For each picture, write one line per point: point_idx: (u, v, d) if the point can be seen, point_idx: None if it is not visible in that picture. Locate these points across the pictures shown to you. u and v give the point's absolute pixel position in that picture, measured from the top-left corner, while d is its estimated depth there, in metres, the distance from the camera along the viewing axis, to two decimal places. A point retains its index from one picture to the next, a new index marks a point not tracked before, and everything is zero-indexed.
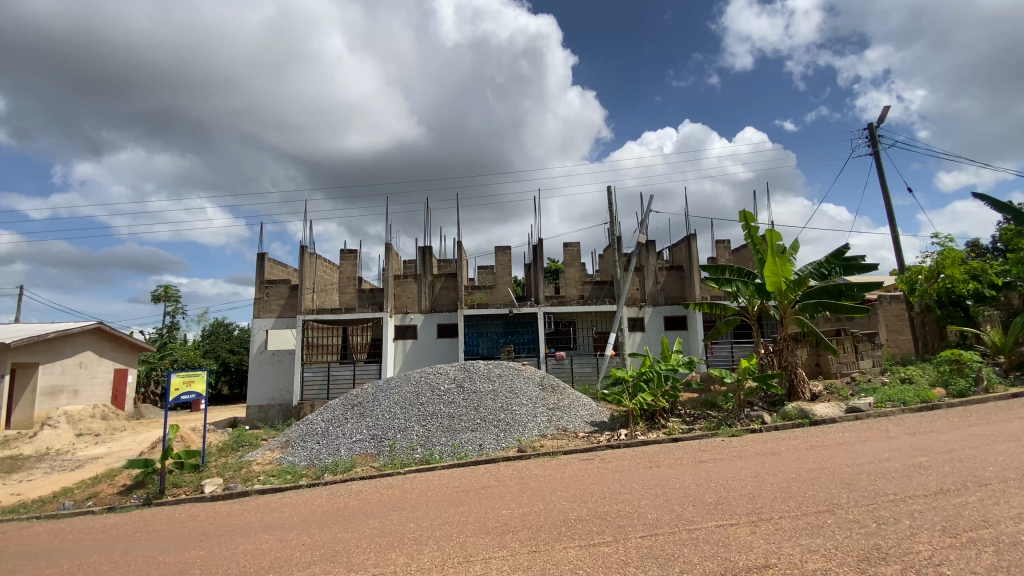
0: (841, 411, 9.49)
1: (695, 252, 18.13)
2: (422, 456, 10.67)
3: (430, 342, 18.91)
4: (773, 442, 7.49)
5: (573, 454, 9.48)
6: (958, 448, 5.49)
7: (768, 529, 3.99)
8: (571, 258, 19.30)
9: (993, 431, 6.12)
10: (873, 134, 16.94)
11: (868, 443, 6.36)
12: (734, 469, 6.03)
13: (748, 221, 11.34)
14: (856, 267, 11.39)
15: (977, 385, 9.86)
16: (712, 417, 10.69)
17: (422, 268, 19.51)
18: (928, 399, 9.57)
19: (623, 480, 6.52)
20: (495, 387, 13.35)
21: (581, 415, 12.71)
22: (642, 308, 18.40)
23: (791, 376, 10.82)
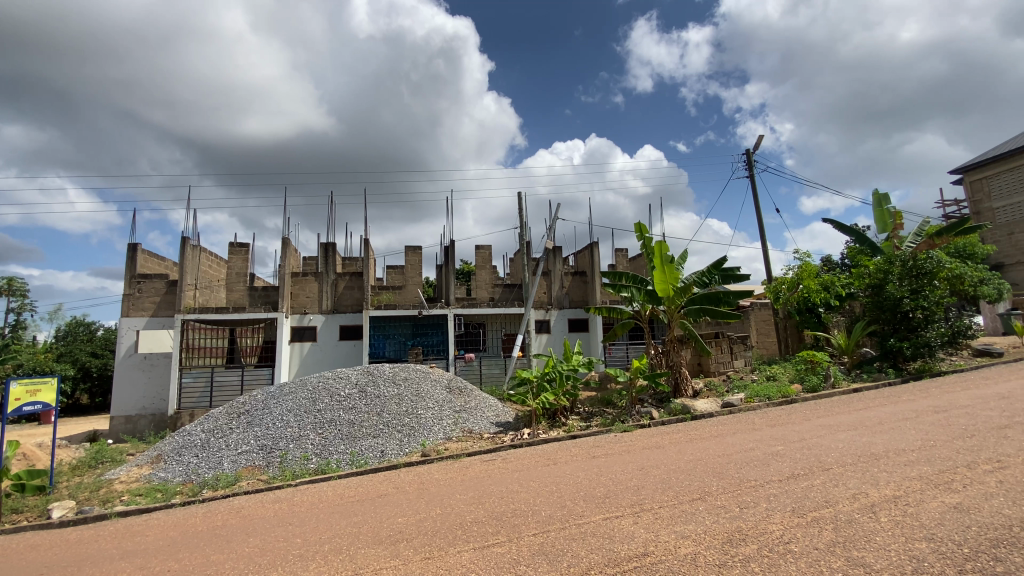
0: (717, 407, 10.45)
1: (597, 258, 19.08)
2: (318, 466, 10.05)
3: (331, 345, 17.93)
4: (659, 436, 8.04)
5: (476, 456, 9.46)
6: (808, 437, 6.29)
7: (648, 518, 4.24)
8: (482, 260, 19.32)
9: (834, 421, 7.09)
10: (749, 159, 19.06)
11: (737, 435, 7.06)
12: (623, 463, 6.36)
13: (642, 232, 12.13)
14: (732, 276, 12.58)
15: (825, 382, 11.41)
16: (607, 413, 11.29)
17: (323, 265, 18.45)
18: (788, 394, 10.87)
19: (520, 479, 6.62)
20: (399, 391, 12.95)
21: (486, 416, 12.75)
22: (548, 311, 18.94)
23: (676, 375, 11.70)
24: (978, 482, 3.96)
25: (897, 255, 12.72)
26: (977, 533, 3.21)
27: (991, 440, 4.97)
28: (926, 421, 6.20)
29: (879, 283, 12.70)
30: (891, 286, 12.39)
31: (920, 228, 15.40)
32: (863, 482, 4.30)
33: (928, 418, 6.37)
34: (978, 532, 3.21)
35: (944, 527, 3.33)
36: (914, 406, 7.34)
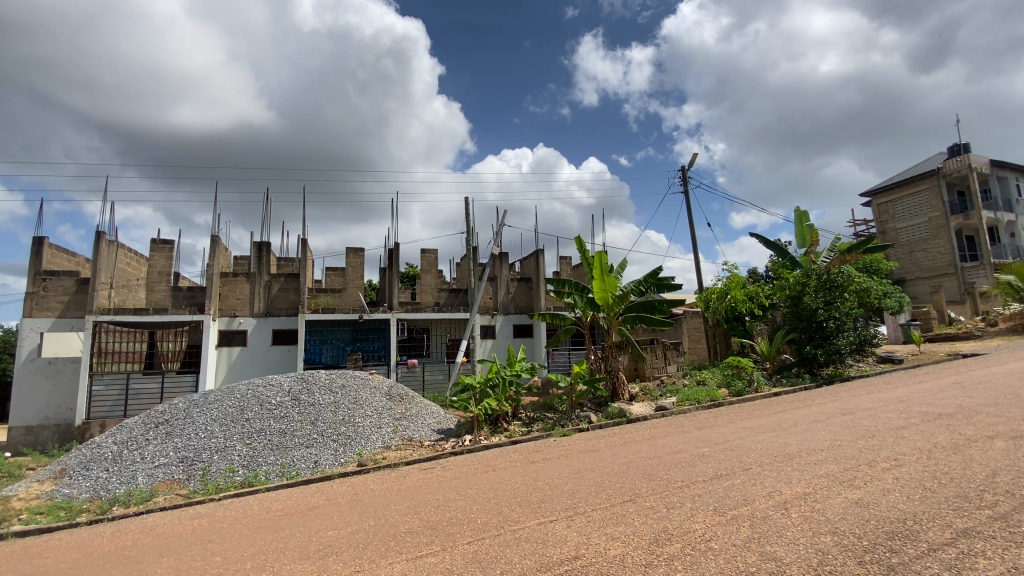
0: (651, 410, 10.87)
1: (543, 265, 19.36)
2: (244, 478, 9.46)
3: (262, 350, 17.03)
4: (595, 440, 8.23)
5: (416, 464, 9.26)
6: (731, 438, 6.66)
7: (581, 521, 4.32)
8: (427, 264, 19.05)
9: (755, 423, 7.55)
10: (684, 176, 20.07)
11: (668, 437, 7.36)
12: (560, 467, 6.46)
13: (583, 242, 12.45)
14: (666, 286, 13.15)
15: (749, 386, 12.18)
16: (548, 418, 11.45)
17: (256, 266, 17.53)
18: (716, 398, 11.49)
19: (457, 487, 6.56)
20: (336, 399, 12.48)
21: (427, 423, 12.54)
22: (494, 317, 18.97)
23: (614, 379, 12.04)
24: (876, 479, 4.34)
25: (813, 270, 13.80)
26: (875, 526, 3.50)
27: (889, 440, 5.47)
28: (835, 423, 6.72)
29: (797, 295, 13.72)
30: (807, 297, 13.42)
31: (833, 245, 16.74)
32: (778, 481, 4.59)
33: (836, 420, 6.92)
34: (876, 525, 3.50)
35: (847, 521, 3.61)
36: (825, 409, 7.95)
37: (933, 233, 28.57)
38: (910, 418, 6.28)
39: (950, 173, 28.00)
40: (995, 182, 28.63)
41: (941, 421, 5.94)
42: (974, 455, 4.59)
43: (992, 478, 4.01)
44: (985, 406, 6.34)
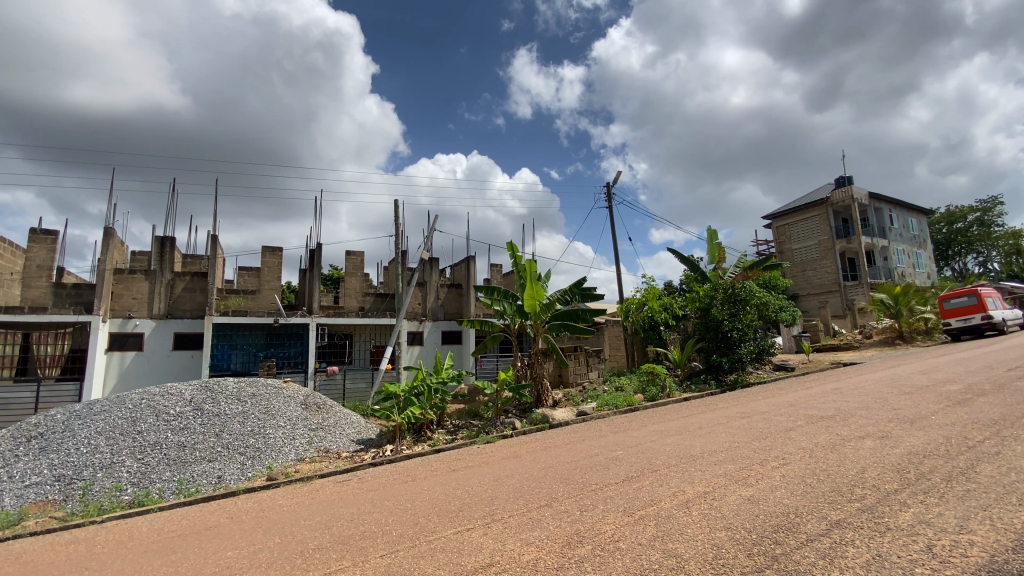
0: (573, 416, 11.16)
1: (473, 272, 19.36)
2: (132, 497, 8.52)
3: (161, 356, 15.53)
4: (517, 446, 8.31)
5: (331, 477, 8.83)
6: (642, 441, 7.01)
7: (497, 528, 4.34)
8: (352, 266, 18.37)
9: (665, 427, 7.99)
10: (609, 192, 21.07)
11: (585, 442, 7.60)
12: (479, 475, 6.45)
13: (514, 250, 12.61)
14: (590, 296, 13.58)
15: (662, 392, 12.92)
16: (473, 426, 11.40)
17: (157, 263, 16.01)
18: (632, 403, 12.04)
19: (373, 499, 6.35)
20: (245, 409, 11.64)
21: (346, 434, 12.01)
22: (422, 323, 18.64)
23: (538, 386, 12.26)
24: (767, 477, 4.74)
25: (720, 284, 14.91)
26: (763, 520, 3.81)
27: (779, 440, 6.00)
28: (735, 425, 7.28)
29: (705, 306, 14.78)
30: (714, 309, 14.52)
31: (739, 262, 18.19)
32: (682, 481, 4.90)
33: (736, 422, 7.50)
34: (764, 519, 3.82)
35: (740, 517, 3.91)
36: (727, 412, 8.59)
37: (821, 255, 31.93)
38: (797, 420, 6.95)
39: (836, 202, 31.45)
40: (872, 212, 32.55)
41: (822, 423, 6.62)
42: (847, 453, 5.16)
43: (862, 473, 4.53)
44: (857, 409, 7.18)
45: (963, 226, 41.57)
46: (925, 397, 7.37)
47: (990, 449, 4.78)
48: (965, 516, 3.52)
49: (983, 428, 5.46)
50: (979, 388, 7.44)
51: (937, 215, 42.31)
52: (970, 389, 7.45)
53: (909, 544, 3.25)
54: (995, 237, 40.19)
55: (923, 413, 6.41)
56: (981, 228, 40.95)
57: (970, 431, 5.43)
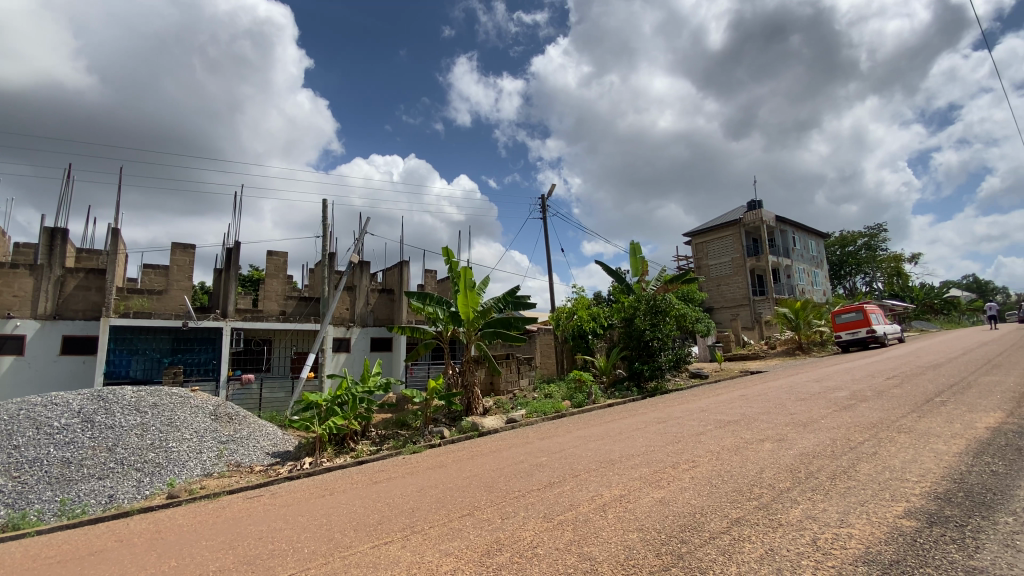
0: (502, 423, 11.18)
1: (406, 278, 18.98)
2: (5, 520, 7.45)
3: (46, 361, 13.83)
4: (442, 455, 8.17)
5: (241, 493, 8.23)
6: (566, 447, 7.18)
7: (416, 540, 4.24)
8: (275, 268, 17.41)
9: (589, 432, 8.22)
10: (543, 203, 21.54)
11: (511, 449, 7.65)
12: (402, 486, 6.28)
13: (449, 256, 12.51)
14: (523, 305, 13.73)
15: (588, 398, 13.30)
16: (400, 436, 11.10)
17: (45, 257, 14.29)
18: (559, 409, 12.29)
19: (287, 514, 6.00)
20: (144, 421, 10.59)
21: (260, 446, 11.27)
22: (349, 329, 17.94)
23: (469, 394, 12.16)
24: (678, 479, 5.00)
25: (643, 296, 15.64)
26: (672, 521, 4.02)
27: (691, 444, 6.37)
28: (652, 430, 7.63)
29: (629, 317, 15.47)
30: (637, 319, 15.23)
31: (660, 275, 19.20)
32: (600, 485, 5.06)
33: (653, 427, 7.89)
34: (672, 520, 4.02)
35: (651, 518, 4.10)
36: (646, 418, 9.00)
37: (735, 271, 34.43)
38: (707, 425, 7.43)
39: (749, 224, 34.10)
40: (778, 234, 35.66)
41: (729, 427, 7.11)
42: (749, 455, 5.57)
43: (760, 473, 4.91)
44: (760, 414, 7.78)
45: (853, 249, 46.70)
46: (817, 403, 8.13)
47: (867, 449, 5.38)
48: (845, 510, 3.91)
49: (862, 430, 6.13)
50: (861, 394, 8.35)
51: (833, 239, 47.17)
52: (853, 395, 8.34)
53: (797, 538, 3.55)
54: (879, 260, 45.45)
55: (814, 417, 7.08)
56: (868, 251, 46.27)
57: (852, 433, 6.06)
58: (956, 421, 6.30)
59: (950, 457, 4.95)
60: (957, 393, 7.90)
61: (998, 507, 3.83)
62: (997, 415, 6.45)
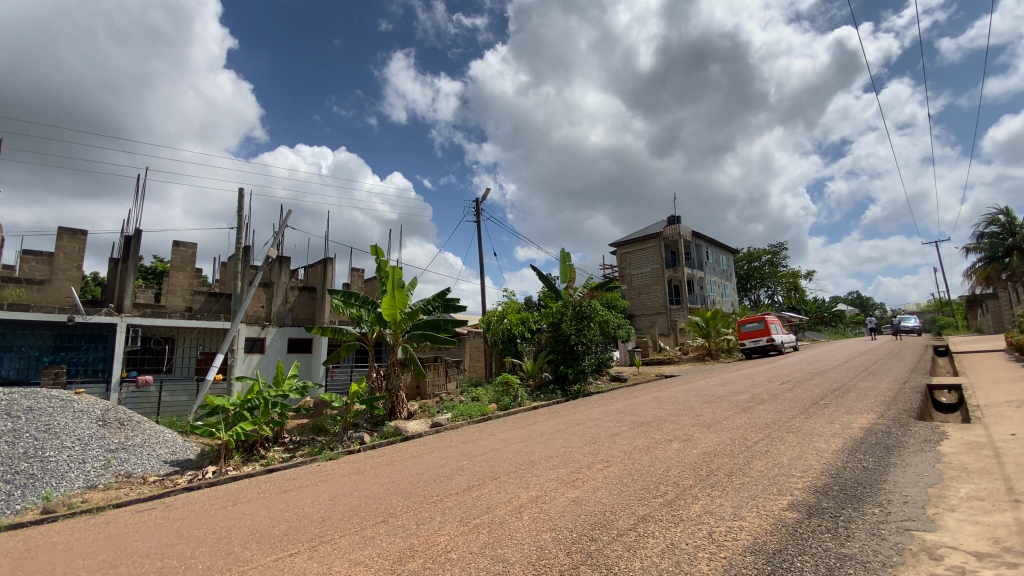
0: (426, 427, 10.98)
1: (330, 276, 18.28)
2: None
3: None
4: (361, 461, 7.88)
5: (131, 506, 7.44)
6: (488, 450, 7.20)
7: (324, 550, 4.06)
8: (181, 260, 16.08)
9: (511, 435, 8.30)
10: (477, 207, 21.63)
11: (433, 453, 7.55)
12: (313, 495, 5.98)
13: (379, 254, 12.15)
14: (453, 307, 13.60)
15: (514, 401, 13.46)
16: (316, 442, 10.59)
17: None
18: (485, 413, 12.30)
19: (182, 528, 5.50)
20: (15, 427, 9.31)
21: (156, 454, 10.25)
22: (264, 328, 16.86)
23: (393, 398, 11.84)
24: (592, 479, 5.18)
25: (570, 301, 16.09)
26: (583, 519, 4.15)
27: (606, 444, 6.63)
28: (571, 432, 7.85)
29: (557, 322, 15.86)
30: (564, 324, 15.64)
31: (587, 282, 19.86)
32: (518, 487, 5.12)
33: (573, 429, 8.12)
34: (583, 518, 4.16)
35: (564, 518, 4.21)
36: (567, 419, 9.25)
37: (655, 280, 36.37)
38: (623, 426, 7.78)
39: (668, 237, 36.15)
40: (694, 248, 38.15)
41: (642, 428, 7.48)
42: (658, 454, 5.89)
43: (666, 472, 5.21)
44: (670, 415, 8.25)
45: (758, 265, 50.98)
46: (721, 405, 8.76)
47: (761, 448, 5.88)
48: (739, 505, 4.24)
49: (758, 430, 6.69)
50: (759, 397, 9.11)
51: (741, 255, 51.17)
52: (752, 399, 9.07)
53: (695, 532, 3.79)
54: (779, 276, 49.89)
55: (718, 418, 7.65)
56: (771, 267, 50.65)
57: (749, 433, 6.59)
58: (836, 422, 7.05)
59: (829, 455, 5.53)
60: (838, 397, 8.85)
61: (865, 498, 4.33)
62: (869, 416, 7.31)
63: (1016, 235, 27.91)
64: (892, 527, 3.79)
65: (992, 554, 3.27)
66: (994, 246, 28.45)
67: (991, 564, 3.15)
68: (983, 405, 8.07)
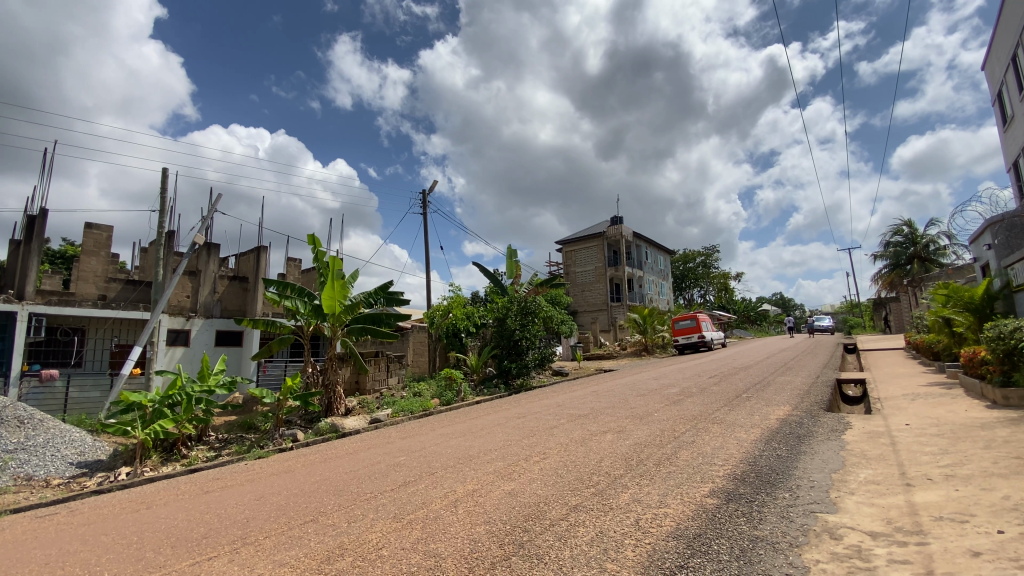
0: (365, 423, 10.69)
1: (263, 266, 17.53)
2: None
3: None
4: (293, 459, 7.58)
5: (30, 512, 6.76)
6: (427, 445, 7.13)
7: (247, 553, 3.86)
8: (95, 244, 14.84)
9: (451, 429, 8.27)
10: (424, 199, 21.30)
11: (370, 450, 7.38)
12: (239, 495, 5.68)
13: (317, 243, 11.68)
14: (395, 301, 13.31)
15: (457, 396, 13.41)
16: (244, 440, 10.06)
17: None
18: (427, 408, 12.16)
19: (89, 534, 5.07)
20: None
21: (61, 454, 9.36)
22: (189, 320, 15.77)
23: (330, 394, 11.43)
24: (528, 471, 5.26)
25: (516, 297, 16.18)
26: (517, 511, 4.20)
27: (545, 437, 6.76)
28: (511, 426, 7.92)
29: (501, 317, 15.89)
30: (509, 319, 15.71)
31: (533, 279, 20.09)
32: (455, 481, 5.10)
33: (513, 422, 8.20)
34: (518, 510, 4.21)
35: (498, 510, 4.24)
36: (507, 413, 9.32)
37: (597, 278, 37.34)
38: (561, 419, 7.94)
39: (611, 237, 37.17)
40: (634, 248, 39.48)
41: (579, 420, 7.68)
42: (593, 446, 6.07)
43: (599, 462, 5.38)
44: (606, 408, 8.51)
45: (693, 266, 53.55)
46: (653, 398, 9.15)
47: (688, 438, 6.19)
48: (665, 493, 4.45)
49: (686, 422, 7.05)
50: (688, 391, 9.59)
51: (678, 256, 53.51)
52: (682, 392, 9.54)
53: (623, 520, 3.94)
54: (711, 277, 52.69)
55: (650, 411, 7.98)
56: (704, 268, 53.33)
57: (677, 425, 6.93)
58: (756, 413, 7.56)
59: (748, 444, 5.91)
60: (759, 390, 9.48)
61: (778, 484, 4.67)
62: (784, 408, 7.89)
63: (916, 245, 31.00)
64: (800, 510, 4.11)
65: (885, 534, 3.62)
66: (898, 255, 31.47)
67: (883, 543, 3.48)
68: (882, 397, 8.92)
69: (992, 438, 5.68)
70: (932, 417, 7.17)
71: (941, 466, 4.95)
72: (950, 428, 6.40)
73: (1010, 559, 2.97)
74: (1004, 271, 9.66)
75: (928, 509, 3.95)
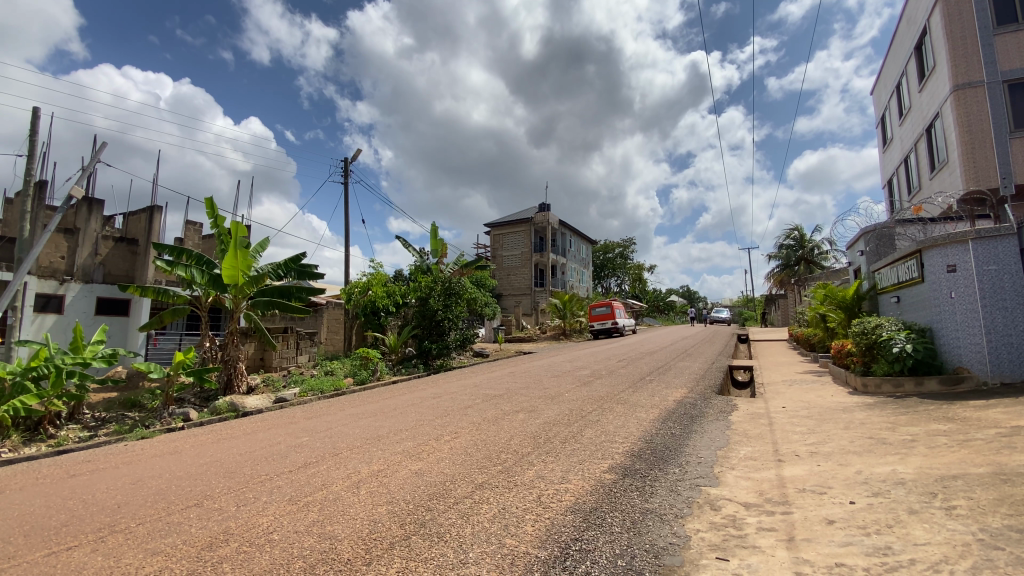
0: (268, 403, 10.09)
1: (157, 228, 15.91)
2: None
3: None
4: (181, 440, 6.98)
5: None
6: (333, 426, 6.88)
7: (115, 541, 3.51)
8: None
9: (361, 409, 8.05)
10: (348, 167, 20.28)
11: (269, 430, 6.98)
12: (111, 479, 5.13)
13: (215, 209, 10.71)
14: (307, 274, 12.60)
15: (372, 375, 13.09)
16: (126, 419, 9.11)
17: None
18: (339, 387, 11.74)
19: None
20: None
21: None
22: (63, 284, 13.94)
23: (230, 370, 10.64)
24: (437, 450, 5.24)
25: (440, 277, 15.95)
26: (422, 490, 4.18)
27: (457, 417, 6.78)
28: (424, 406, 7.85)
29: (424, 298, 15.58)
30: (432, 300, 15.47)
31: (457, 259, 19.92)
32: (359, 462, 4.96)
33: (426, 402, 8.13)
34: (422, 490, 4.18)
35: (402, 490, 4.18)
36: (423, 393, 9.26)
37: (523, 263, 37.88)
38: (475, 399, 7.99)
39: (538, 224, 37.77)
40: (559, 235, 40.46)
41: (493, 400, 7.79)
42: (504, 425, 6.17)
43: (508, 441, 5.49)
44: (520, 389, 8.70)
45: (612, 256, 55.95)
46: (566, 379, 9.46)
47: (593, 418, 6.48)
48: (567, 469, 4.63)
49: (593, 402, 7.39)
50: (597, 373, 10.04)
51: (599, 245, 55.60)
52: (592, 374, 9.99)
53: (525, 496, 4.05)
54: (627, 267, 55.49)
55: (561, 392, 8.25)
56: (622, 259, 56.04)
57: (585, 405, 7.24)
58: (656, 395, 8.08)
59: (647, 423, 6.32)
60: (660, 374, 10.15)
61: (669, 460, 5.02)
62: (681, 391, 8.51)
63: (804, 248, 34.43)
64: (687, 484, 4.45)
65: (756, 504, 4.03)
66: (789, 256, 34.93)
67: (754, 513, 3.87)
68: (766, 383, 9.92)
69: (850, 420, 6.50)
70: (806, 401, 8.07)
71: (808, 445, 5.59)
72: (818, 411, 7.26)
73: (856, 526, 3.42)
74: (871, 275, 10.98)
75: (794, 482, 4.44)
